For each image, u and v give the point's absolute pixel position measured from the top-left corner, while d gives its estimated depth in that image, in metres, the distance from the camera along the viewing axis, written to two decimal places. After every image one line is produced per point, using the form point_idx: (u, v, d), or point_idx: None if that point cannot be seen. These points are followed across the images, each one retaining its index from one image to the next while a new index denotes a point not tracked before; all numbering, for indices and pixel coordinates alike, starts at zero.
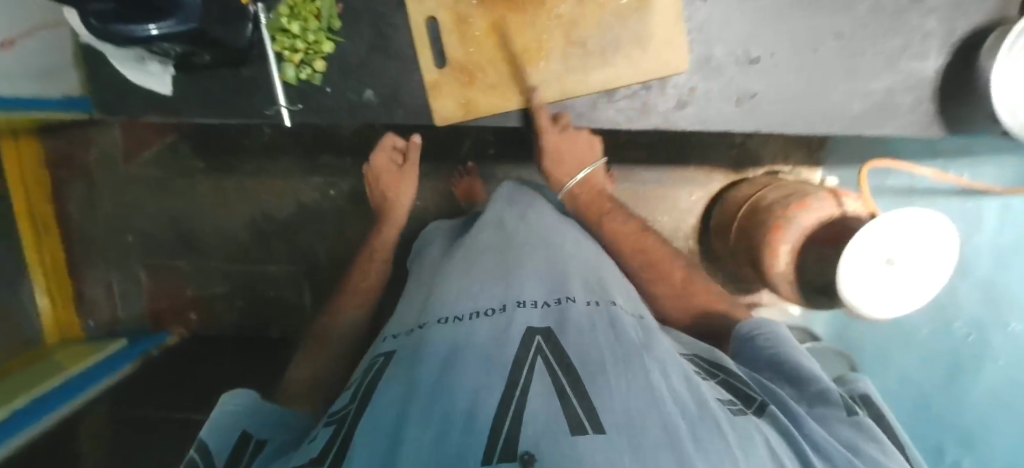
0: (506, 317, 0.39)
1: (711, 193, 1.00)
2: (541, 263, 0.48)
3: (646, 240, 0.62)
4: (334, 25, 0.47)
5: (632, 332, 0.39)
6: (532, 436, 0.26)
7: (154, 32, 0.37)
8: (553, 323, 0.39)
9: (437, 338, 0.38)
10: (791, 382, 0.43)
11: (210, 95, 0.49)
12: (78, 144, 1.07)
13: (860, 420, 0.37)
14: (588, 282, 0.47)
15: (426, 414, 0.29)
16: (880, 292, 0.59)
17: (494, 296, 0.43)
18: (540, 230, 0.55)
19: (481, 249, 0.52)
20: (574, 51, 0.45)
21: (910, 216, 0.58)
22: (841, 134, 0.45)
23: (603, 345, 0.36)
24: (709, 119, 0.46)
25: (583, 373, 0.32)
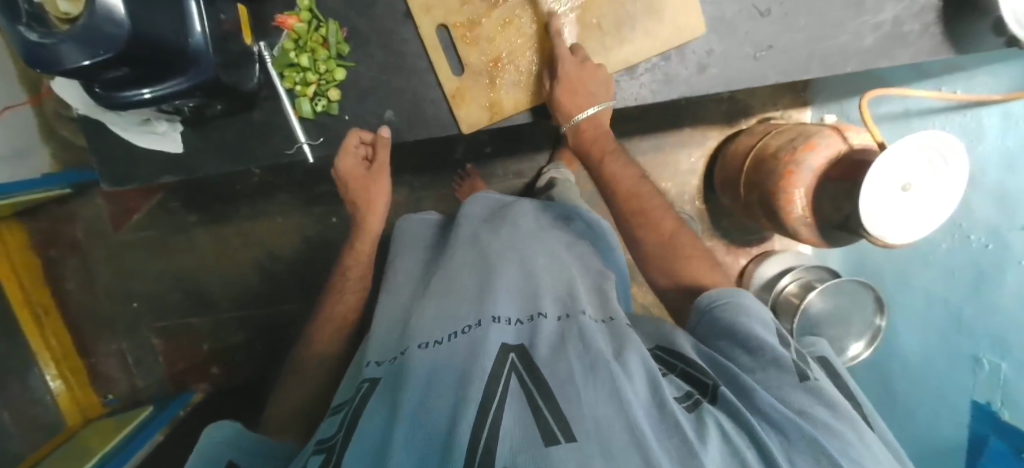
0: (479, 333, 0.39)
1: (709, 150, 1.01)
2: (513, 279, 0.48)
3: (642, 184, 0.58)
4: (343, 50, 0.46)
5: (601, 338, 0.39)
6: (510, 450, 0.26)
7: (147, 94, 0.36)
8: (525, 341, 0.39)
9: (416, 361, 0.37)
10: (744, 348, 0.41)
11: (225, 146, 0.48)
12: (64, 220, 1.03)
13: (815, 385, 0.36)
14: (560, 295, 0.47)
15: (411, 434, 0.29)
16: (902, 218, 0.60)
17: (469, 313, 0.43)
18: (512, 239, 0.54)
19: (452, 268, 0.51)
20: (593, 33, 0.44)
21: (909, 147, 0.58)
22: (858, 70, 0.46)
23: (573, 355, 0.36)
24: (730, 78, 0.45)
25: (555, 386, 0.32)
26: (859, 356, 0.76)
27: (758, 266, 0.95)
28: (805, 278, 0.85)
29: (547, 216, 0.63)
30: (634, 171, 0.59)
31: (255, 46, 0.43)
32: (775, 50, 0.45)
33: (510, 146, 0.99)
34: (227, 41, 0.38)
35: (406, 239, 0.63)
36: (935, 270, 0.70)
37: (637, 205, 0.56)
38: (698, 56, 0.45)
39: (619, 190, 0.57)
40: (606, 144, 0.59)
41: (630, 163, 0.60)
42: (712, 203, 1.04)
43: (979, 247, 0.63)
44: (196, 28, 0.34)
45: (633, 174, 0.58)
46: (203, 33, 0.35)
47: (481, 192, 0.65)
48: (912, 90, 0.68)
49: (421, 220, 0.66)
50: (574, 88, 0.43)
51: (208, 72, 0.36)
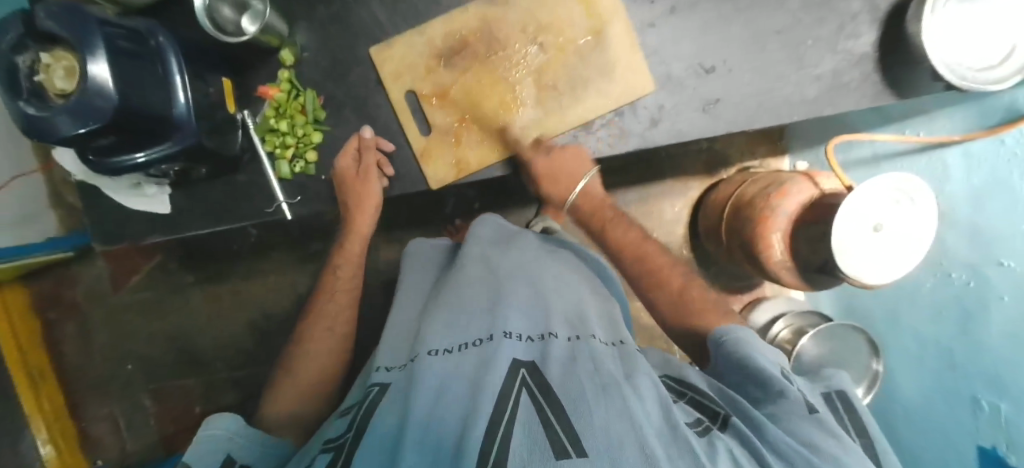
0: (490, 347, 0.39)
1: (692, 200, 1.04)
2: (524, 297, 0.47)
3: (648, 246, 0.58)
4: (320, 116, 0.50)
5: (613, 361, 0.38)
6: (521, 457, 0.28)
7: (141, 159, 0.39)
8: (537, 356, 0.39)
9: (427, 369, 0.37)
10: (749, 381, 0.40)
11: (211, 207, 0.50)
12: (66, 282, 1.06)
13: (822, 417, 0.36)
14: (571, 313, 0.46)
15: (421, 442, 0.31)
16: (874, 258, 0.60)
17: (481, 328, 0.42)
18: (519, 261, 0.53)
19: (463, 280, 0.49)
20: (550, 94, 0.47)
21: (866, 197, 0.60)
22: (805, 119, 0.49)
23: (583, 373, 0.35)
24: (683, 129, 0.48)
25: (568, 402, 0.32)
26: (861, 403, 0.72)
27: (750, 312, 0.94)
28: (798, 323, 0.84)
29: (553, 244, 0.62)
30: (636, 232, 0.60)
31: (239, 114, 0.48)
32: (723, 103, 0.48)
33: (498, 201, 1.02)
34: (210, 112, 0.42)
35: (420, 261, 0.63)
36: (923, 311, 0.69)
37: (644, 265, 0.57)
38: (650, 110, 0.49)
39: (627, 253, 0.58)
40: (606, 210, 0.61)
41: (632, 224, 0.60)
42: (700, 251, 1.05)
43: (961, 284, 0.62)
44: (181, 100, 0.38)
45: (635, 235, 0.59)
46: (187, 103, 0.39)
47: (487, 213, 0.64)
48: (874, 135, 0.71)
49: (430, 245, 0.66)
50: (557, 174, 0.49)
51: (191, 137, 0.39)
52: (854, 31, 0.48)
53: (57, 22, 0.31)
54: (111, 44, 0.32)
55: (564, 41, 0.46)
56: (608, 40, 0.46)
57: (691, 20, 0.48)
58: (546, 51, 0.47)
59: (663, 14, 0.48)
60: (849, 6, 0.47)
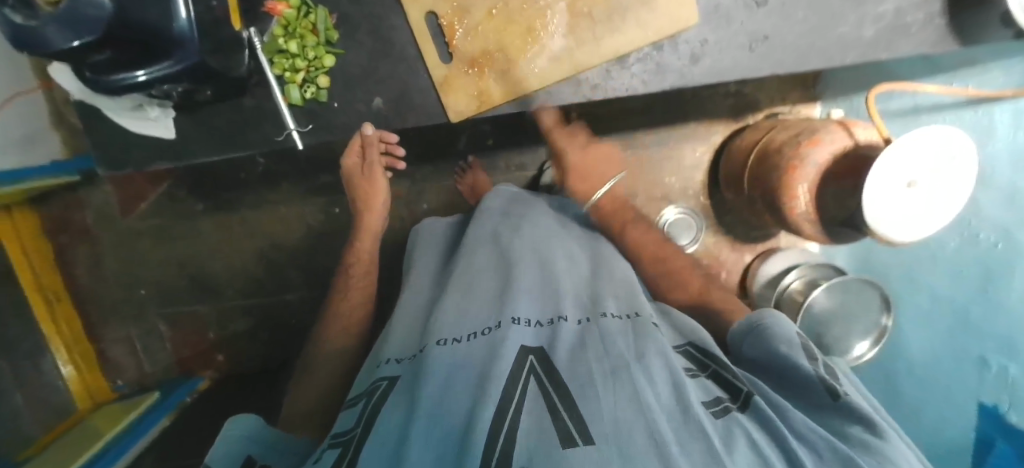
0: (498, 335, 0.39)
1: (713, 146, 1.00)
2: (534, 282, 0.49)
3: (665, 250, 0.66)
4: (332, 37, 0.46)
5: (624, 338, 0.40)
6: (524, 455, 0.27)
7: (142, 77, 0.36)
8: (545, 342, 0.40)
9: (435, 356, 0.38)
10: (778, 374, 0.42)
11: (218, 132, 0.48)
12: (72, 207, 1.05)
13: (849, 403, 0.37)
14: (582, 300, 0.48)
15: (428, 433, 0.30)
16: (903, 217, 0.59)
17: (489, 315, 0.43)
18: (532, 243, 0.56)
19: (474, 270, 0.53)
20: (583, 22, 0.43)
21: (916, 146, 0.58)
22: (857, 63, 0.45)
23: (592, 358, 0.36)
24: (723, 69, 0.44)
25: (575, 390, 0.32)
26: (865, 355, 0.78)
27: (762, 265, 0.99)
28: (810, 275, 0.87)
29: (570, 222, 0.66)
30: (656, 235, 0.68)
31: (245, 32, 0.42)
32: (771, 41, 0.44)
33: (511, 139, 0.99)
34: (218, 28, 0.38)
35: (424, 242, 0.70)
36: (943, 271, 0.72)
37: (664, 268, 0.64)
38: (692, 45, 0.44)
39: (646, 254, 0.65)
40: (626, 212, 0.69)
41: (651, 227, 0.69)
42: (716, 199, 1.04)
43: (987, 245, 0.66)
44: (183, 15, 0.34)
45: (655, 236, 0.68)
46: (190, 19, 0.34)
47: (499, 185, 0.73)
48: (919, 84, 0.66)
49: (439, 224, 0.73)
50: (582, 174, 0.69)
51: (193, 55, 0.36)
52: None
53: None
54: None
55: None
56: None
57: None
58: None
59: None
60: None
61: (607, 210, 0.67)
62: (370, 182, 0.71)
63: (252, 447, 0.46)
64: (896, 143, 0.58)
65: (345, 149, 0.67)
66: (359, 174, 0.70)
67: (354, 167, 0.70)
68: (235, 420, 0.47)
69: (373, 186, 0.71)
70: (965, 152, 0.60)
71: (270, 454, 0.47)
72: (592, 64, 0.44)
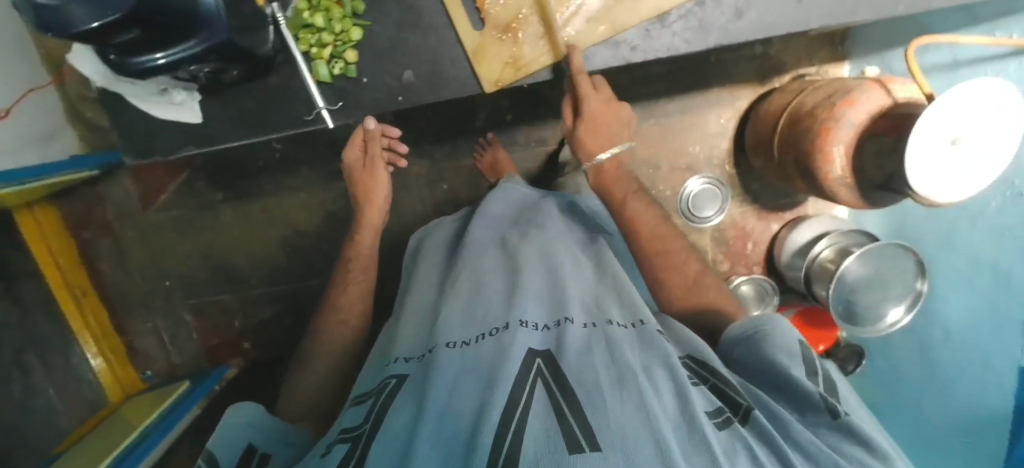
0: (507, 337, 0.39)
1: (738, 111, 0.98)
2: (542, 284, 0.49)
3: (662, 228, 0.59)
4: (358, 8, 0.43)
5: (630, 348, 0.39)
6: (532, 454, 0.25)
7: (161, 60, 0.35)
8: (552, 346, 0.39)
9: (445, 359, 0.38)
10: (776, 388, 0.40)
11: (244, 114, 0.46)
12: (93, 202, 1.06)
13: (848, 421, 0.34)
14: (589, 306, 0.48)
15: (435, 436, 0.29)
16: (946, 176, 0.57)
17: (497, 317, 0.43)
18: (540, 247, 0.55)
19: (484, 272, 0.52)
20: None
21: (963, 96, 0.55)
22: (912, 9, 0.41)
23: (599, 367, 0.35)
24: (770, 23, 0.40)
25: (580, 394, 0.31)
26: (900, 322, 0.79)
27: (790, 232, 0.98)
28: (841, 242, 0.86)
29: (577, 226, 0.64)
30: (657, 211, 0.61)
31: (267, 7, 0.41)
32: None
33: (532, 114, 0.98)
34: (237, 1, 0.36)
35: (433, 238, 0.71)
36: (982, 229, 0.70)
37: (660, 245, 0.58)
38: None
39: (642, 231, 0.59)
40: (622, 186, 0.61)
41: (650, 202, 0.62)
42: (742, 166, 1.02)
43: None
44: None
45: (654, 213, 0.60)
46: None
47: (507, 181, 0.71)
48: (958, 36, 0.63)
49: (449, 220, 0.73)
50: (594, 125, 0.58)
51: (220, 34, 0.35)
52: None
53: None
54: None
55: None
56: None
57: None
58: None
59: None
60: None
61: (609, 177, 0.60)
62: (370, 174, 0.70)
63: (253, 435, 0.47)
64: (941, 95, 0.56)
65: (348, 142, 0.70)
66: (361, 167, 0.70)
67: (356, 161, 0.71)
68: (239, 406, 0.49)
69: (374, 178, 0.70)
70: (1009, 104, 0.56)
71: (270, 443, 0.48)
72: (631, 24, 0.41)
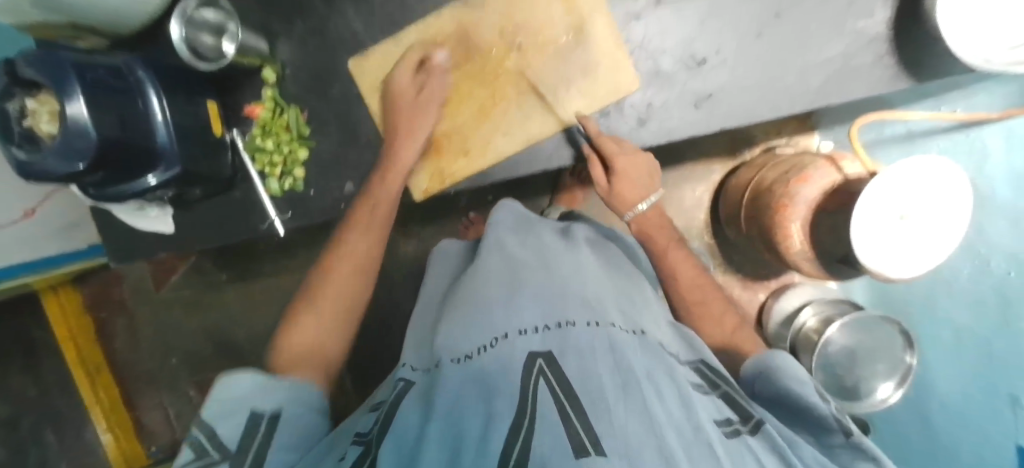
0: (506, 348, 0.37)
1: (713, 184, 1.01)
2: (543, 277, 0.45)
3: (704, 280, 0.56)
4: (304, 132, 0.48)
5: (638, 352, 0.36)
6: (541, 453, 0.27)
7: (152, 181, 0.41)
8: (554, 346, 0.36)
9: (446, 372, 0.36)
10: (791, 414, 0.39)
11: (211, 222, 0.51)
12: (112, 283, 1.15)
13: (861, 440, 0.34)
14: (595, 299, 0.43)
15: (444, 437, 0.31)
16: (892, 252, 0.57)
17: (493, 324, 0.40)
18: (539, 250, 0.50)
19: (481, 275, 0.48)
20: (530, 98, 0.43)
21: (914, 165, 0.57)
22: (809, 110, 0.44)
23: (604, 367, 0.33)
24: (672, 128, 0.44)
25: (585, 397, 0.31)
26: (890, 399, 0.72)
27: (776, 300, 0.95)
28: (826, 311, 0.83)
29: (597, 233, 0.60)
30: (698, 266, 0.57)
31: (227, 134, 0.48)
32: (717, 98, 0.43)
33: (512, 194, 1.03)
34: (191, 135, 0.42)
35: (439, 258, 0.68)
36: (958, 299, 0.69)
37: (696, 299, 0.55)
38: (638, 109, 0.44)
39: (682, 282, 0.56)
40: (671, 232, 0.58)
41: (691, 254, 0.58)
42: (722, 237, 1.03)
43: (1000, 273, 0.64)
44: (161, 126, 0.39)
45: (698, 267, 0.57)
46: (168, 129, 0.39)
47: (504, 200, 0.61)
48: (914, 111, 0.67)
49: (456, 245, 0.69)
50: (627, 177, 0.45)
51: (176, 162, 0.41)
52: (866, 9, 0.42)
53: (35, 67, 0.31)
54: (84, 79, 0.33)
55: (545, 40, 0.42)
56: (591, 32, 0.41)
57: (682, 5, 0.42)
58: (522, 51, 0.42)
59: (649, 7, 0.42)
60: None
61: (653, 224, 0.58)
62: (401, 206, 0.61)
63: None
64: (883, 170, 0.58)
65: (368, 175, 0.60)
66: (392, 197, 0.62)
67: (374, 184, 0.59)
68: None
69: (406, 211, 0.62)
70: (960, 170, 0.59)
71: None
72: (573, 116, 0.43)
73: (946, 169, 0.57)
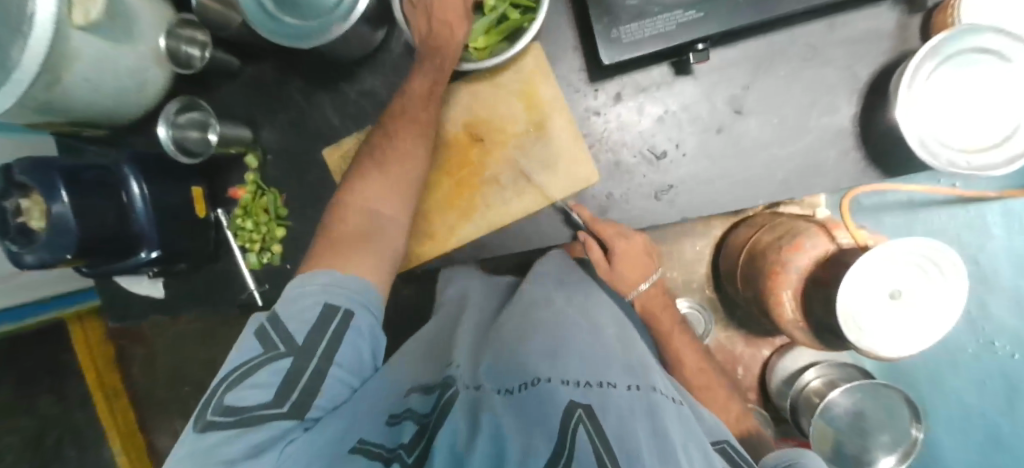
0: (542, 391, 0.28)
1: (715, 238, 0.95)
2: (580, 325, 0.37)
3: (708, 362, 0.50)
4: (281, 212, 0.52)
5: (678, 421, 0.29)
6: None
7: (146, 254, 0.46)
8: (597, 399, 0.28)
9: (483, 405, 0.28)
10: None
11: (195, 291, 0.55)
12: None
13: None
14: (633, 358, 0.35)
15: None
16: (891, 332, 0.55)
17: (530, 360, 0.32)
18: (572, 291, 0.43)
19: (513, 313, 0.40)
20: (493, 188, 0.47)
21: (908, 246, 0.53)
22: (771, 202, 0.45)
23: (644, 428, 0.26)
24: (634, 217, 0.46)
25: (620, 450, 0.23)
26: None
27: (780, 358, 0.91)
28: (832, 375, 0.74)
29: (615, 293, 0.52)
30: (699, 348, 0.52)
31: (211, 213, 0.53)
32: (677, 190, 0.45)
33: None
34: (174, 213, 0.47)
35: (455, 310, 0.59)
36: (964, 379, 0.66)
37: (704, 381, 0.48)
38: (600, 198, 0.47)
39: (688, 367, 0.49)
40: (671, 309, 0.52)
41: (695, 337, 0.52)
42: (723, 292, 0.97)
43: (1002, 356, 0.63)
44: (139, 206, 0.44)
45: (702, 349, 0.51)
46: (147, 210, 0.44)
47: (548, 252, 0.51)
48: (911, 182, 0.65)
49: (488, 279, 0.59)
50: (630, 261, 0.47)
51: (156, 238, 0.45)
52: (832, 104, 0.43)
53: (29, 174, 0.36)
54: (70, 180, 0.37)
55: (507, 135, 0.46)
56: (551, 130, 0.45)
57: (641, 104, 0.45)
58: (484, 147, 0.46)
59: (609, 103, 0.46)
60: (826, 76, 0.42)
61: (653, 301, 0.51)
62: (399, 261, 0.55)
63: None
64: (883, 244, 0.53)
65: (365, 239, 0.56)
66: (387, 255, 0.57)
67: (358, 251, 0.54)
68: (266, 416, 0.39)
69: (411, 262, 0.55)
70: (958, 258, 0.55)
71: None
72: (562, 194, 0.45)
73: (946, 256, 0.54)
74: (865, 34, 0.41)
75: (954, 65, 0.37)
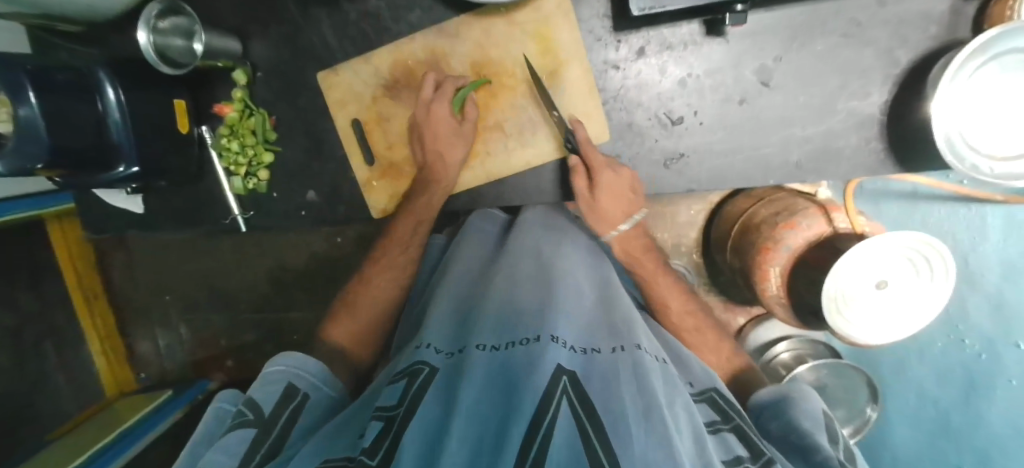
0: (530, 350, 0.26)
1: (711, 204, 0.95)
2: (570, 283, 0.36)
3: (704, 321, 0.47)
4: (269, 136, 0.50)
5: (662, 378, 0.28)
6: None
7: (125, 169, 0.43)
8: (582, 364, 0.27)
9: (467, 363, 0.27)
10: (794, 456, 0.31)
11: (175, 209, 0.53)
12: None
13: None
14: (622, 314, 0.35)
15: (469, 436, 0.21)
16: (867, 318, 0.56)
17: (518, 317, 0.30)
18: (565, 249, 0.42)
19: (501, 268, 0.38)
20: (493, 135, 0.47)
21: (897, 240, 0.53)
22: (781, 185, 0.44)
23: (627, 388, 0.25)
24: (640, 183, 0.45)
25: (604, 413, 0.23)
26: None
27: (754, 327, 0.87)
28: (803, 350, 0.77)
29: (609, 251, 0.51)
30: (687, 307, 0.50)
31: (195, 130, 0.50)
32: (688, 160, 0.44)
33: None
34: (155, 131, 0.44)
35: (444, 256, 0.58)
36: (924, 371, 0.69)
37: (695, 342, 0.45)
38: None
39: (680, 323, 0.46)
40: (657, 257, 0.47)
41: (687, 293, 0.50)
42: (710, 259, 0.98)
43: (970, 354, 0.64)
44: (117, 118, 0.41)
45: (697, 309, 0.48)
46: (125, 124, 0.41)
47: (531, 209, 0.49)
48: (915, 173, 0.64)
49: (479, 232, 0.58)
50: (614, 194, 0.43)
51: (135, 155, 0.43)
52: (863, 89, 0.40)
53: None
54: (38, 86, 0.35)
55: (512, 81, 0.45)
56: (563, 80, 0.44)
57: (665, 62, 0.42)
58: (487, 93, 0.45)
59: (631, 57, 0.43)
60: (863, 59, 0.40)
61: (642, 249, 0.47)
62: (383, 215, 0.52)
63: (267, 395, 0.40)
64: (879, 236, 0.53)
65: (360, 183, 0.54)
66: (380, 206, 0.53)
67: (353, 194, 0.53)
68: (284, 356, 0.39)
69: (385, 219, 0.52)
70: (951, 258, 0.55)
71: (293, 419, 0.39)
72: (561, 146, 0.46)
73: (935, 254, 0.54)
74: (914, 16, 0.38)
75: (1002, 64, 0.35)
